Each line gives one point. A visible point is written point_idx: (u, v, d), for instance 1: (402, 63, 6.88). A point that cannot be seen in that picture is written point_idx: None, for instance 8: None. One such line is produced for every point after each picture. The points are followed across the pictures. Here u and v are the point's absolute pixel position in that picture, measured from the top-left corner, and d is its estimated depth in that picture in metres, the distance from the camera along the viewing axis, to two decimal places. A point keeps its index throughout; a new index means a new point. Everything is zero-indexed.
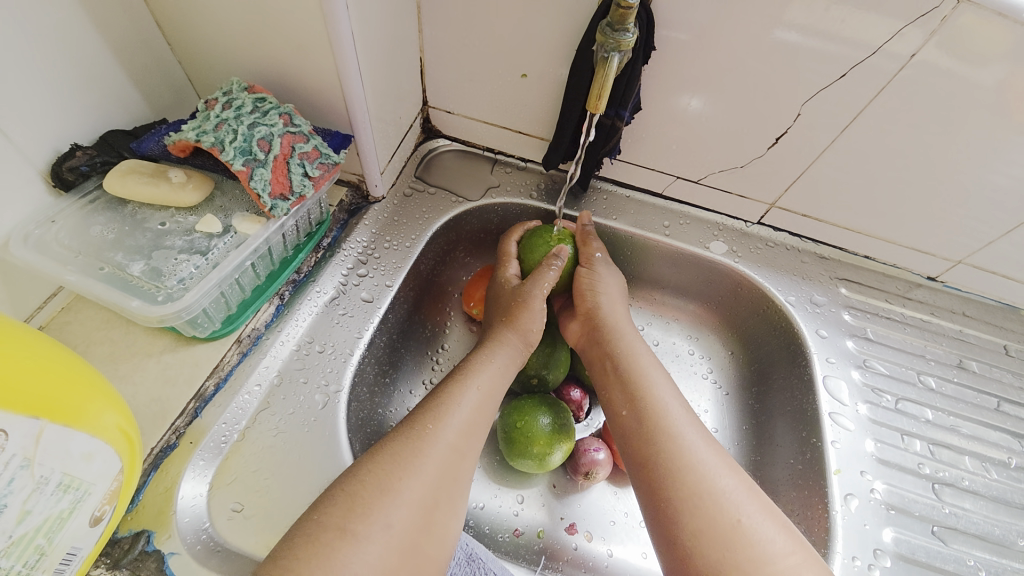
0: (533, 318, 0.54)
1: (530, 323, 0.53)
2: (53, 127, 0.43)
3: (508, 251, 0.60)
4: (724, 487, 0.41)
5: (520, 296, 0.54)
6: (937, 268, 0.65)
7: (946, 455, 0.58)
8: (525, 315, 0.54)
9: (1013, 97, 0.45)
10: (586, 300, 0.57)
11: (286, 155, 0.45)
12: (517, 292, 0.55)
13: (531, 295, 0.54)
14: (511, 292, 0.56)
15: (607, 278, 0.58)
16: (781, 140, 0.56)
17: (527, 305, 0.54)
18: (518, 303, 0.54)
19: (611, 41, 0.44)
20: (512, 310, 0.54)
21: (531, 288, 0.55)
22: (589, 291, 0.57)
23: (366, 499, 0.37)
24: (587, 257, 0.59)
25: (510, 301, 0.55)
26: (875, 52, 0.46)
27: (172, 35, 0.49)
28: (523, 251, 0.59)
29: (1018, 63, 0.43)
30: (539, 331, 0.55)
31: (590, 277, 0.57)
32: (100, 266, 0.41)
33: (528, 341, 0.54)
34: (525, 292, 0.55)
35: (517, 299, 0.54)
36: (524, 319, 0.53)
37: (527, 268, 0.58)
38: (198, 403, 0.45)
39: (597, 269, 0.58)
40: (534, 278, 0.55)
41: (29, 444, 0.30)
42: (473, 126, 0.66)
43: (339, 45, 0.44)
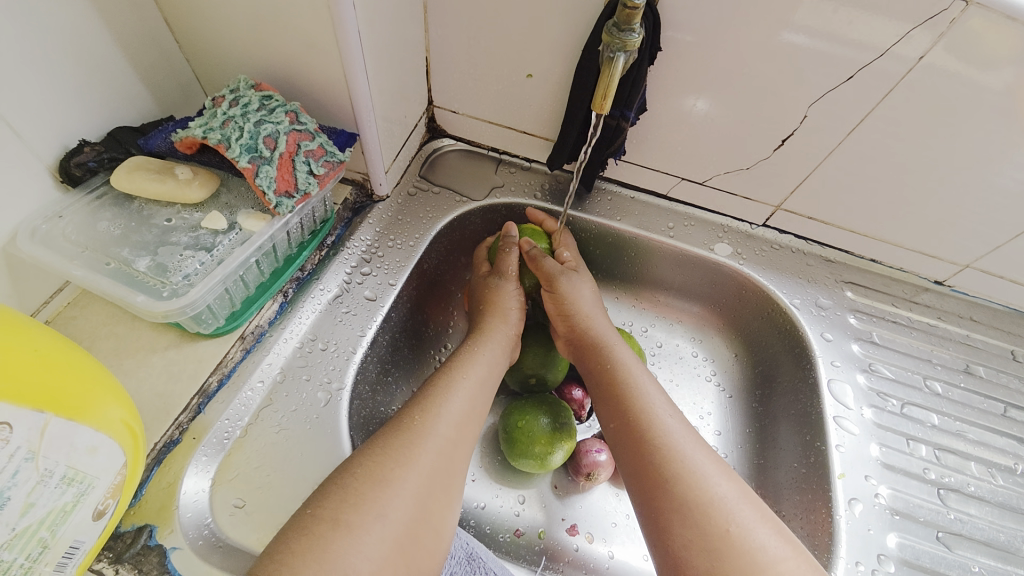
0: (508, 299, 0.56)
1: (507, 303, 0.56)
2: (62, 123, 0.43)
3: (481, 255, 0.62)
4: (719, 493, 0.41)
5: (492, 283, 0.57)
6: (944, 272, 0.64)
7: (952, 461, 0.57)
8: (500, 297, 0.56)
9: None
10: (561, 322, 0.56)
11: (291, 153, 0.45)
12: (489, 281, 0.58)
13: (500, 283, 0.57)
14: (485, 283, 0.58)
15: (581, 287, 0.57)
16: (787, 142, 0.56)
17: (500, 290, 0.56)
18: (493, 290, 0.56)
19: (617, 41, 0.44)
20: (489, 299, 0.56)
21: (500, 276, 0.58)
22: (559, 314, 0.56)
23: (359, 491, 0.37)
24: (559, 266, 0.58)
25: (487, 291, 0.57)
26: (883, 54, 0.46)
27: (180, 33, 0.49)
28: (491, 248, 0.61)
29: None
30: (518, 310, 0.56)
31: (555, 301, 0.56)
32: (106, 261, 0.42)
33: (512, 322, 0.55)
34: (496, 281, 0.57)
35: (491, 287, 0.57)
36: (500, 302, 0.56)
37: None
38: (201, 399, 0.45)
39: (559, 287, 0.56)
40: (501, 265, 0.58)
41: (33, 437, 0.30)
42: (478, 126, 0.66)
43: (345, 44, 0.44)
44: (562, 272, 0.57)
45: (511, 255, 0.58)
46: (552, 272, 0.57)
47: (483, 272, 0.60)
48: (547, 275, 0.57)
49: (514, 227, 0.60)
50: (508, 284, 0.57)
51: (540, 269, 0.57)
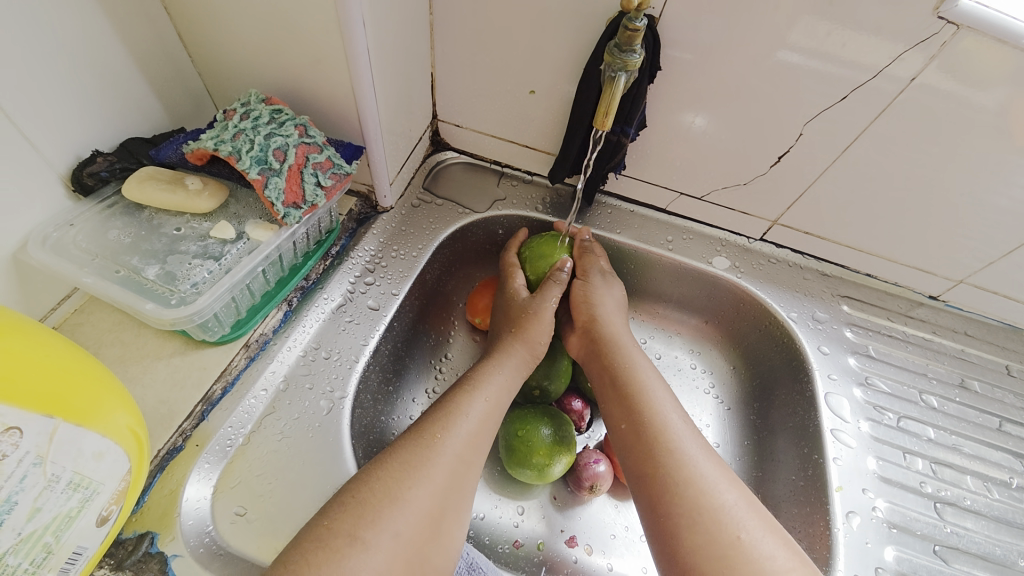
0: (542, 329, 0.54)
1: (539, 336, 0.54)
2: (75, 134, 0.44)
3: (511, 262, 0.61)
4: (726, 501, 0.42)
5: (530, 308, 0.55)
6: (938, 287, 0.65)
7: (948, 474, 0.58)
8: (535, 326, 0.54)
9: (1014, 119, 0.46)
10: (582, 310, 0.57)
11: (300, 165, 0.46)
12: (526, 304, 0.56)
13: (542, 306, 0.55)
14: (520, 305, 0.56)
15: (611, 291, 0.59)
16: (783, 158, 0.57)
17: (535, 316, 0.55)
18: (529, 315, 0.55)
19: (618, 61, 0.45)
20: (521, 322, 0.55)
21: (540, 299, 0.56)
22: (584, 303, 0.57)
23: (375, 506, 0.38)
24: (583, 270, 0.59)
25: (520, 311, 0.55)
26: (876, 74, 0.47)
27: (193, 48, 0.50)
28: (527, 260, 0.60)
29: (1019, 87, 0.44)
30: (547, 343, 0.55)
31: (585, 288, 0.58)
32: (116, 269, 0.42)
33: (535, 352, 0.54)
34: (534, 304, 0.55)
35: (527, 310, 0.55)
36: (533, 330, 0.54)
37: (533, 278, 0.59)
38: (205, 407, 0.45)
39: (591, 280, 0.58)
40: (544, 290, 0.56)
41: (43, 441, 0.31)
42: (481, 140, 0.67)
43: (356, 60, 0.45)
44: (596, 270, 0.59)
45: (557, 287, 0.57)
46: (587, 268, 0.59)
47: (517, 284, 0.58)
48: (584, 267, 0.59)
49: (569, 262, 0.58)
50: (546, 310, 0.55)
51: (584, 260, 0.60)
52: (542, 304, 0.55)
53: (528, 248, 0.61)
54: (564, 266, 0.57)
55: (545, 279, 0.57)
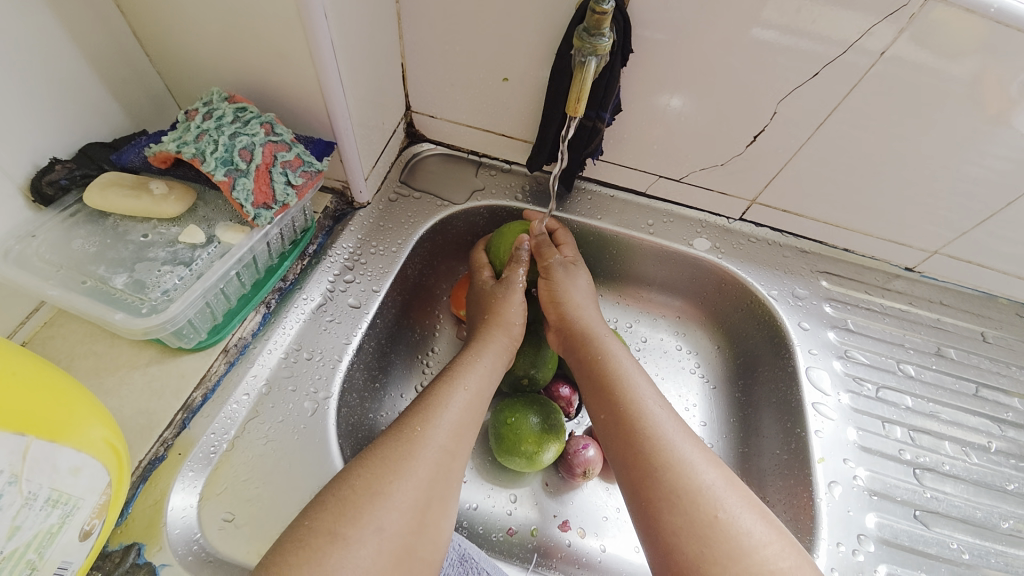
0: (513, 311, 0.55)
1: (512, 317, 0.55)
2: (31, 142, 0.42)
3: (481, 259, 0.62)
4: (706, 481, 0.42)
5: (499, 294, 0.56)
6: (914, 259, 0.67)
7: (927, 441, 0.59)
8: (506, 309, 0.55)
9: (983, 89, 0.47)
10: (553, 308, 0.57)
11: (268, 164, 0.45)
12: (495, 291, 0.57)
13: (509, 293, 0.56)
14: (488, 293, 0.57)
15: (577, 278, 0.59)
16: (759, 137, 0.57)
17: (505, 301, 0.56)
18: (498, 300, 0.56)
19: (588, 45, 0.44)
20: (493, 308, 0.56)
21: (507, 285, 0.57)
22: (552, 302, 0.57)
23: (357, 504, 0.38)
24: (545, 266, 0.58)
25: (491, 300, 0.56)
26: (848, 48, 0.47)
27: (149, 45, 0.48)
28: (494, 252, 0.61)
29: (988, 57, 0.45)
30: (521, 326, 0.56)
31: (549, 287, 0.58)
32: (82, 280, 0.41)
33: (513, 335, 0.55)
34: (502, 290, 0.57)
35: (497, 297, 0.56)
36: (505, 314, 0.55)
37: (499, 267, 0.60)
38: (186, 414, 0.45)
39: (555, 276, 0.58)
40: (509, 277, 0.57)
41: (16, 460, 0.30)
42: (457, 130, 0.67)
43: (321, 53, 0.44)
44: (560, 262, 0.59)
45: (520, 267, 0.58)
46: (550, 261, 0.58)
47: (487, 278, 0.59)
48: (546, 262, 0.58)
49: (526, 239, 0.59)
50: (514, 294, 0.56)
51: (543, 257, 0.59)
52: (509, 288, 0.56)
53: (494, 237, 0.62)
54: (522, 245, 0.59)
55: (510, 263, 0.59)
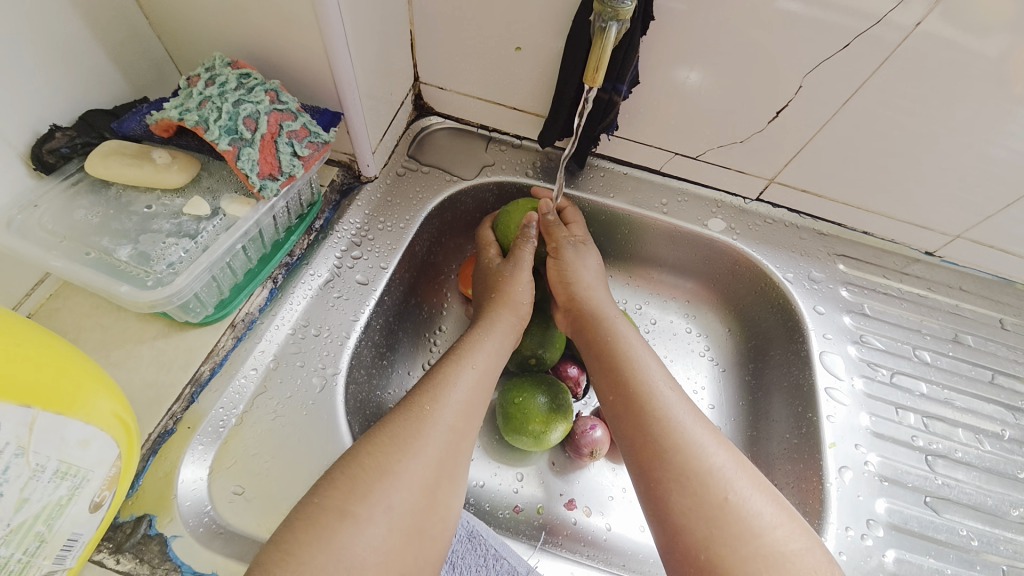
0: (521, 290, 0.54)
1: (519, 297, 0.54)
2: (28, 107, 0.41)
3: (487, 237, 0.60)
4: (716, 463, 0.42)
5: (505, 273, 0.55)
6: (935, 243, 0.65)
7: (940, 428, 0.59)
8: (513, 288, 0.54)
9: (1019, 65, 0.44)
10: (562, 290, 0.56)
11: (273, 134, 0.44)
12: (502, 269, 0.56)
13: (515, 271, 0.55)
14: (495, 272, 0.56)
15: (587, 258, 0.58)
16: (781, 114, 0.55)
17: (511, 279, 0.55)
18: (504, 279, 0.55)
19: (609, 9, 0.42)
20: (499, 287, 0.55)
21: (514, 263, 0.56)
22: (561, 282, 0.56)
23: (366, 482, 0.38)
24: (555, 247, 0.57)
25: (498, 279, 0.55)
26: (878, 21, 0.44)
27: (147, 7, 0.46)
28: (501, 230, 0.60)
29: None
30: (529, 304, 0.55)
31: (559, 268, 0.56)
32: (86, 251, 0.40)
33: (521, 314, 0.54)
34: (509, 269, 0.56)
35: (503, 275, 0.55)
36: (512, 294, 0.54)
37: (506, 244, 0.59)
38: (194, 388, 0.44)
39: (564, 256, 0.57)
40: (516, 256, 0.56)
41: (22, 432, 0.30)
42: (466, 102, 0.64)
43: (325, 18, 0.42)
44: (568, 241, 0.57)
45: (527, 244, 0.57)
46: (559, 242, 0.57)
47: (492, 257, 0.58)
48: (555, 242, 0.57)
49: (534, 215, 0.58)
50: (521, 272, 0.55)
51: (551, 235, 0.58)
52: (516, 267, 0.55)
53: (501, 213, 0.61)
54: (532, 221, 0.58)
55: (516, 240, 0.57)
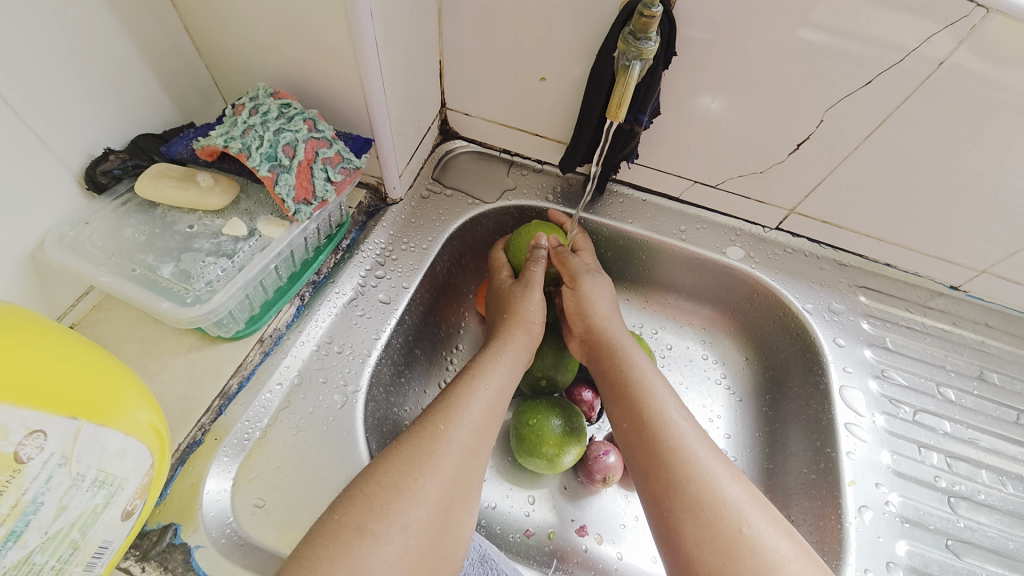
0: (532, 310, 0.55)
1: (530, 316, 0.55)
2: (86, 131, 0.44)
3: (500, 259, 0.62)
4: (729, 495, 0.42)
5: (516, 293, 0.56)
6: (960, 277, 0.64)
7: (964, 469, 0.57)
8: (524, 308, 0.55)
9: None
10: (578, 321, 0.57)
11: (309, 161, 0.46)
12: (513, 290, 0.57)
13: (526, 292, 0.56)
14: (506, 293, 0.57)
15: (602, 287, 0.58)
16: (802, 146, 0.55)
17: (522, 300, 0.56)
18: (516, 299, 0.56)
19: (633, 49, 0.43)
20: (511, 307, 0.56)
21: (525, 285, 0.57)
22: (578, 313, 0.57)
23: (383, 500, 0.38)
24: (571, 276, 0.58)
25: (509, 300, 0.56)
26: (907, 55, 0.45)
27: (199, 40, 0.50)
28: (512, 252, 0.61)
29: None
30: (541, 324, 0.56)
31: (576, 298, 0.57)
32: (132, 268, 0.43)
33: (532, 334, 0.55)
34: (520, 290, 0.56)
35: (514, 296, 0.56)
36: (523, 313, 0.55)
37: (516, 264, 0.60)
38: (222, 401, 0.46)
39: (581, 286, 0.57)
40: (527, 277, 0.57)
41: (67, 442, 0.31)
42: (490, 129, 0.67)
43: (363, 52, 0.44)
44: (585, 271, 0.58)
45: (536, 267, 0.57)
46: (574, 270, 0.58)
47: (504, 279, 0.59)
48: (570, 272, 0.58)
49: (544, 237, 0.59)
50: (532, 292, 0.56)
51: (561, 258, 0.59)
52: (527, 287, 0.56)
53: (512, 236, 0.62)
54: (540, 244, 0.58)
55: (527, 263, 0.58)
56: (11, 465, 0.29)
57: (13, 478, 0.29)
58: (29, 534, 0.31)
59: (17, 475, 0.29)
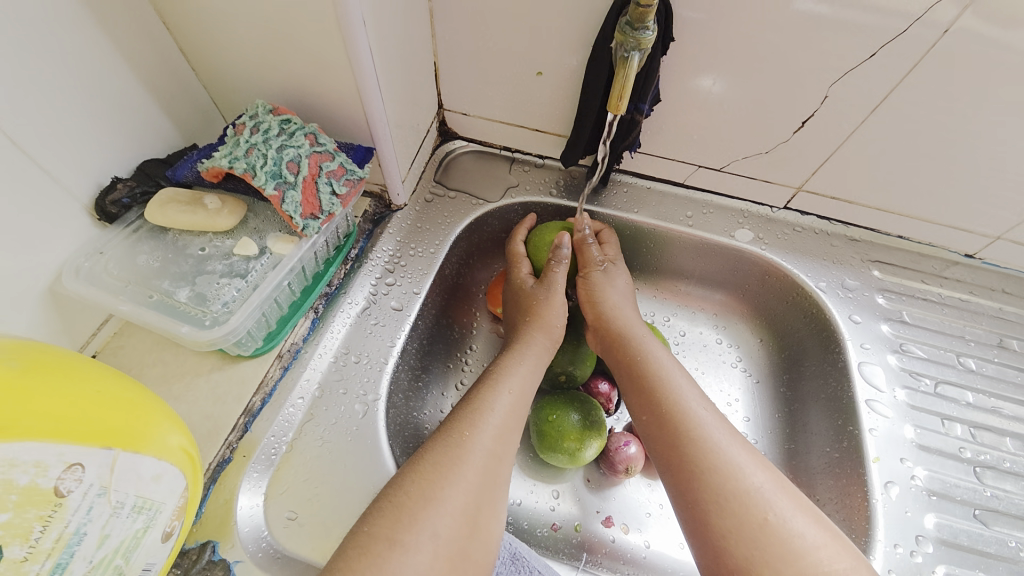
0: (554, 313, 0.55)
1: (553, 319, 0.55)
2: (94, 162, 0.44)
3: (518, 252, 0.61)
4: (754, 484, 0.42)
5: (539, 296, 0.56)
6: (976, 245, 0.63)
7: (988, 438, 0.57)
8: (547, 311, 0.55)
9: None
10: (589, 309, 0.57)
11: (314, 175, 0.46)
12: (535, 293, 0.57)
13: (551, 293, 0.56)
14: (528, 294, 0.57)
15: (616, 278, 0.59)
16: (807, 123, 0.55)
17: (545, 302, 0.56)
18: (538, 301, 0.56)
19: (631, 40, 0.43)
20: (533, 310, 0.55)
21: (547, 287, 0.57)
22: (588, 302, 0.57)
23: (412, 510, 0.39)
24: (586, 265, 0.58)
25: (531, 302, 0.56)
26: (914, 21, 0.44)
27: (195, 61, 0.50)
28: (533, 249, 0.61)
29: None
30: (562, 326, 0.56)
31: (586, 288, 0.58)
32: (149, 294, 0.43)
33: (554, 337, 0.55)
34: (543, 292, 0.56)
35: (536, 298, 0.56)
36: (546, 315, 0.55)
37: (538, 265, 0.60)
38: (247, 418, 0.47)
39: (592, 278, 0.58)
40: (549, 279, 0.57)
41: (105, 472, 0.32)
42: (489, 127, 0.66)
43: (359, 62, 0.44)
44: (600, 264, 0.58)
45: (559, 268, 0.57)
46: (591, 265, 0.58)
47: (524, 274, 0.59)
48: (586, 265, 0.58)
49: (566, 235, 0.58)
50: (555, 295, 0.56)
51: (583, 253, 0.59)
52: (550, 290, 0.56)
53: (533, 234, 0.62)
54: (563, 242, 0.58)
55: (550, 263, 0.58)
56: (52, 500, 0.29)
57: (55, 512, 0.30)
58: (75, 565, 0.31)
59: (58, 509, 0.30)
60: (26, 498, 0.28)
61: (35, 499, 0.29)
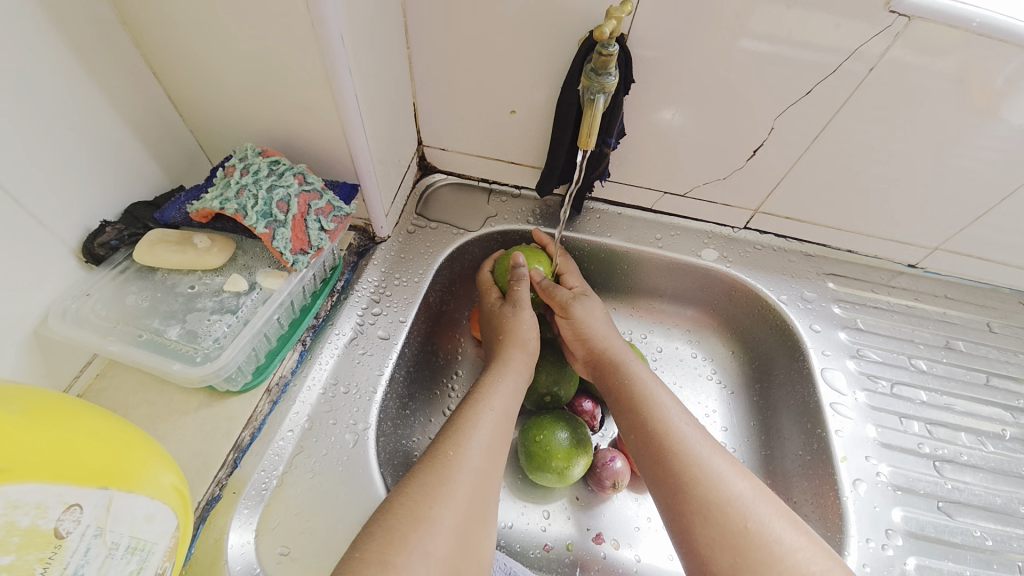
0: (526, 328, 0.58)
1: (525, 333, 0.57)
2: (83, 207, 0.45)
3: (486, 281, 0.64)
4: (735, 492, 0.44)
5: (507, 313, 0.59)
6: (916, 256, 0.69)
7: (944, 433, 0.61)
8: (517, 327, 0.58)
9: (972, 83, 0.49)
10: (580, 345, 0.59)
11: (303, 213, 0.48)
12: (503, 311, 0.59)
13: (515, 313, 0.58)
14: (498, 315, 0.60)
15: (594, 311, 0.60)
16: (759, 151, 0.60)
17: (515, 319, 0.58)
18: (507, 320, 0.58)
19: (596, 84, 0.48)
20: (506, 328, 0.58)
21: (513, 304, 0.59)
22: (577, 339, 0.59)
23: (400, 532, 0.39)
24: (563, 305, 0.60)
25: (502, 320, 0.59)
26: (849, 56, 0.49)
27: (183, 107, 0.52)
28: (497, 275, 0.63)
29: (976, 53, 0.47)
30: (535, 339, 0.58)
31: (571, 325, 0.59)
32: (138, 333, 0.44)
33: (530, 350, 0.57)
34: (510, 310, 0.59)
35: (506, 316, 0.59)
36: (517, 331, 0.57)
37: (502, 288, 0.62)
38: (236, 454, 0.47)
39: (573, 313, 0.59)
40: (513, 297, 0.59)
41: (101, 513, 0.32)
42: (468, 161, 0.70)
43: (346, 107, 0.47)
44: (574, 298, 0.60)
45: (522, 286, 0.59)
46: (563, 301, 0.60)
47: (493, 300, 0.61)
48: (559, 301, 0.60)
49: (522, 257, 0.61)
50: (522, 311, 0.59)
51: (553, 298, 0.61)
52: (516, 307, 0.59)
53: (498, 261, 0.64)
54: (520, 263, 0.60)
55: (510, 284, 0.60)
56: (52, 542, 0.30)
57: (55, 554, 0.30)
58: None
59: (58, 551, 0.30)
60: (28, 540, 0.28)
61: (36, 542, 0.29)
